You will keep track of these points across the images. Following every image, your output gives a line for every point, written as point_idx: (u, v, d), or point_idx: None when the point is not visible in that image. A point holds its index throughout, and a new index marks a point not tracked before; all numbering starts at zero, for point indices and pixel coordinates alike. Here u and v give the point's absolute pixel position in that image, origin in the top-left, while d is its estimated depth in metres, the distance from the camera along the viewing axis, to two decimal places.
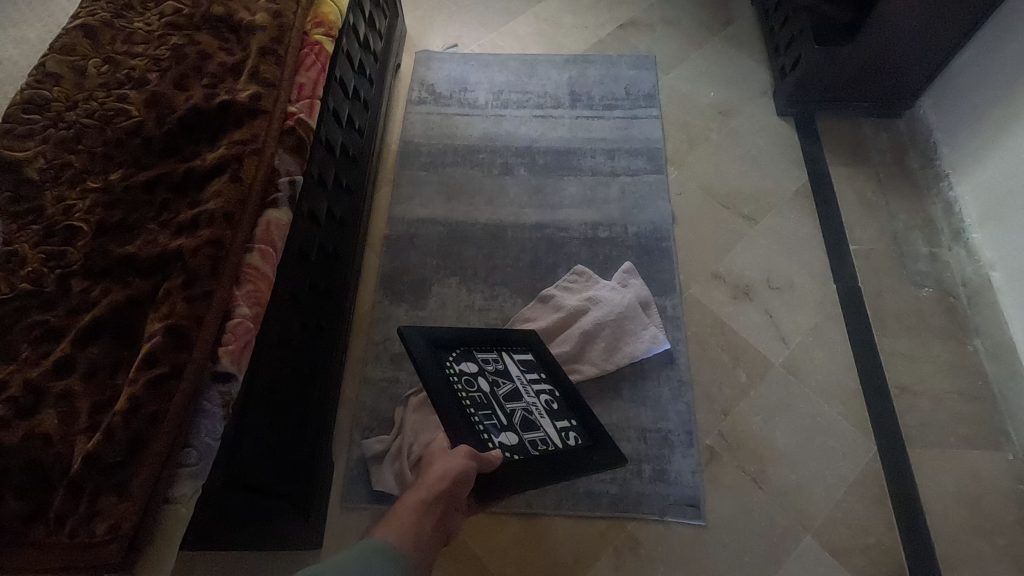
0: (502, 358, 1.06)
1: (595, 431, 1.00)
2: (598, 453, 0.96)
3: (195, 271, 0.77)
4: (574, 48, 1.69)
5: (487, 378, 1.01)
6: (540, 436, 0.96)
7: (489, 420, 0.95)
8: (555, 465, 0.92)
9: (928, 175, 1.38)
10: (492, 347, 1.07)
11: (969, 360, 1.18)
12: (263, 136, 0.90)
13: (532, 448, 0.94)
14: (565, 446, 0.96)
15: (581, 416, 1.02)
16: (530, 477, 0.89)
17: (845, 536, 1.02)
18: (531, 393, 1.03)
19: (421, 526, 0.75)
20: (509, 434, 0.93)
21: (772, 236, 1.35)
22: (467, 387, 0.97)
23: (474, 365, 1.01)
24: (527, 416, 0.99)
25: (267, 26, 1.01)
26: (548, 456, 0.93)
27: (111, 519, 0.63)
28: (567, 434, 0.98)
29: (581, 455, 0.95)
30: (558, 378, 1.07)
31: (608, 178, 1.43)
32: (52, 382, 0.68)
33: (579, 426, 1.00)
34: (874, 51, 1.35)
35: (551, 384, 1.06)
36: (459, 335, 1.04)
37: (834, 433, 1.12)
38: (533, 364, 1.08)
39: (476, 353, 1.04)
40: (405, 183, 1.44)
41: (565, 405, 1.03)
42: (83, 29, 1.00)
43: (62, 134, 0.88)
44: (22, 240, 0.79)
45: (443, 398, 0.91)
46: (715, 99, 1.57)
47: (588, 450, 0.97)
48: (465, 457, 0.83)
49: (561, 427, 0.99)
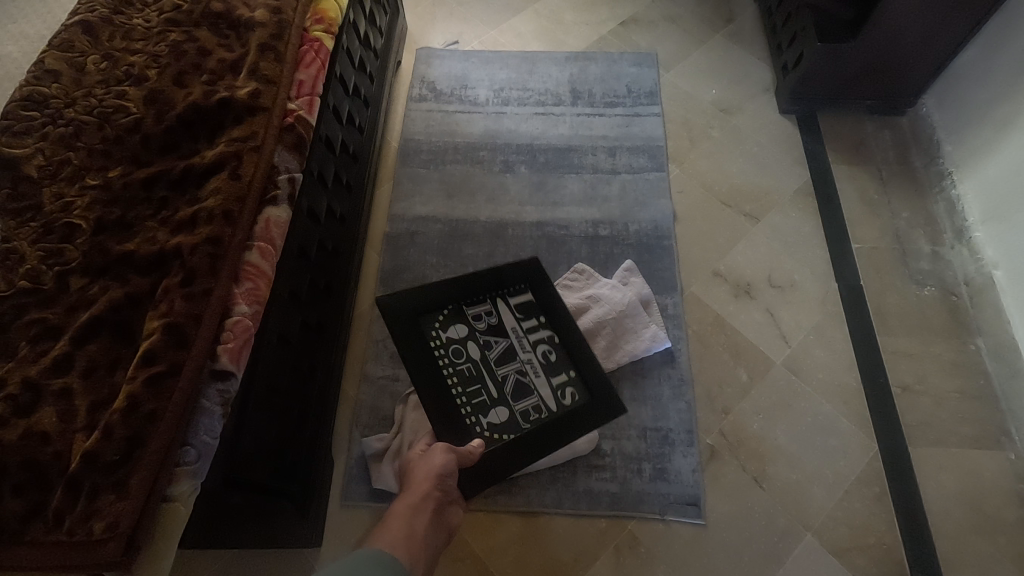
0: (498, 309, 1.02)
1: (595, 380, 0.97)
2: (596, 410, 0.94)
3: (194, 269, 0.76)
4: (575, 46, 1.68)
5: (478, 341, 0.98)
6: (534, 402, 0.95)
7: (478, 396, 0.94)
8: (548, 437, 0.93)
9: (930, 174, 1.38)
10: (486, 299, 1.02)
11: (971, 359, 1.17)
12: (262, 134, 0.90)
13: (525, 417, 0.94)
14: (561, 407, 0.96)
15: (585, 364, 0.99)
16: (520, 458, 0.91)
17: (845, 536, 1.02)
18: (528, 346, 1.00)
19: (411, 530, 0.77)
20: (500, 408, 0.94)
21: (773, 235, 1.34)
22: (453, 361, 0.94)
23: (463, 329, 0.98)
24: (521, 379, 0.97)
25: (267, 22, 1.00)
26: (540, 428, 0.93)
27: (108, 518, 0.62)
28: (563, 391, 0.97)
29: (576, 417, 0.94)
30: (562, 322, 1.02)
31: (609, 176, 1.42)
32: (51, 380, 0.68)
33: (578, 379, 0.98)
34: (877, 48, 1.34)
35: (551, 330, 1.02)
36: (448, 295, 0.99)
37: (835, 432, 1.11)
38: (530, 309, 1.03)
39: (466, 313, 0.99)
40: (405, 181, 1.43)
41: (564, 355, 1.00)
42: (82, 25, 1.00)
43: (61, 131, 0.88)
44: (20, 237, 0.79)
45: (425, 381, 0.91)
46: (717, 97, 1.56)
47: (589, 408, 0.95)
48: (445, 452, 0.85)
49: (558, 384, 0.97)
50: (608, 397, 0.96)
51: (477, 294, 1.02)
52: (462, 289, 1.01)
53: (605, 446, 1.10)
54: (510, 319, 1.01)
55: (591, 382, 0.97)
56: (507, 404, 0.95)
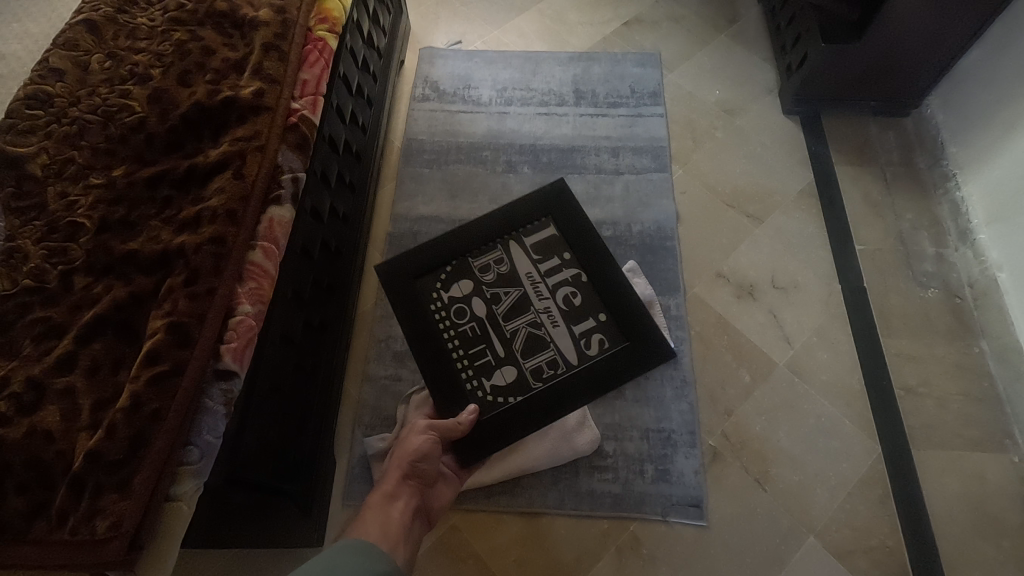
0: (510, 256, 1.02)
1: (625, 323, 0.97)
2: (623, 358, 0.94)
3: (198, 269, 0.76)
4: (579, 46, 1.68)
5: (485, 295, 0.99)
6: (549, 356, 0.95)
7: (485, 355, 0.95)
8: (563, 392, 0.93)
9: (935, 175, 1.38)
10: (496, 246, 1.02)
11: (975, 362, 1.17)
12: (266, 133, 0.90)
13: (537, 373, 0.94)
14: (583, 356, 0.95)
15: (610, 308, 0.98)
16: (529, 417, 0.92)
17: (848, 538, 1.02)
18: (546, 292, 0.99)
19: (388, 522, 0.76)
20: (508, 366, 0.95)
21: (776, 236, 1.34)
22: (456, 321, 0.96)
23: (467, 286, 0.99)
24: (534, 330, 0.97)
25: (271, 21, 1.00)
26: (556, 383, 0.93)
27: (111, 517, 0.62)
28: (588, 338, 0.96)
29: (600, 365, 0.94)
30: (585, 261, 1.01)
31: (612, 176, 1.42)
32: (54, 379, 0.68)
33: (603, 325, 0.97)
34: (882, 48, 1.33)
35: (574, 270, 1.01)
36: (449, 251, 1.01)
37: (838, 434, 1.11)
38: (547, 252, 1.02)
39: (473, 268, 1.01)
40: (408, 181, 1.43)
41: (590, 296, 0.99)
42: (86, 24, 1.00)
43: (64, 130, 0.88)
44: (24, 235, 0.79)
45: (423, 345, 0.95)
46: (721, 97, 1.56)
47: (614, 354, 0.95)
48: (423, 433, 0.85)
49: (579, 331, 0.97)
50: (643, 340, 0.96)
51: (486, 244, 1.02)
52: (466, 241, 1.02)
53: (607, 446, 1.10)
54: (527, 262, 1.01)
55: (618, 326, 0.97)
56: (517, 361, 0.95)
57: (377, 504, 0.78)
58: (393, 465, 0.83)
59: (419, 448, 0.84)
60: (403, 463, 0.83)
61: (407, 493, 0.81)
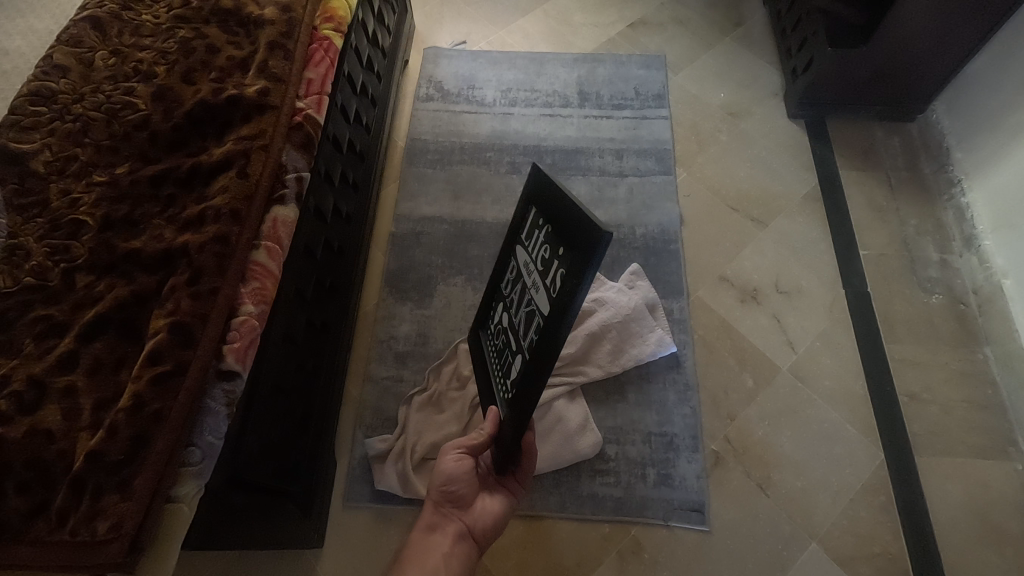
0: (512, 248, 0.87)
1: (570, 236, 0.65)
2: (575, 278, 0.64)
3: (201, 268, 0.75)
4: (584, 47, 1.67)
5: (506, 303, 0.90)
6: (535, 322, 0.76)
7: (507, 358, 0.87)
8: (542, 352, 0.72)
9: (939, 181, 1.37)
10: (507, 251, 0.89)
11: (980, 368, 1.16)
12: (271, 132, 0.89)
13: (529, 347, 0.78)
14: (551, 302, 0.70)
15: (563, 226, 0.67)
16: (529, 399, 0.76)
17: (851, 545, 1.01)
18: (529, 259, 0.79)
19: (427, 560, 0.77)
20: (518, 357, 0.82)
21: (781, 240, 1.33)
22: (496, 340, 0.93)
23: (499, 303, 0.93)
24: (526, 307, 0.80)
25: (276, 20, 1.00)
26: (537, 347, 0.74)
27: (112, 518, 0.62)
28: (551, 280, 0.71)
29: (565, 309, 0.67)
30: (539, 197, 0.74)
31: (616, 178, 1.42)
32: (55, 377, 0.68)
33: (561, 254, 0.68)
34: (889, 52, 1.33)
35: (540, 215, 0.75)
36: (489, 290, 0.97)
37: (841, 440, 1.11)
38: (526, 218, 0.80)
39: (500, 286, 0.93)
40: (411, 181, 1.43)
41: (552, 232, 0.71)
42: (91, 20, 0.99)
43: (68, 127, 0.88)
44: (25, 233, 0.79)
45: (485, 384, 0.94)
46: (726, 100, 1.56)
47: (571, 277, 0.65)
48: (454, 456, 0.82)
49: (548, 279, 0.72)
50: (581, 246, 0.63)
51: (504, 255, 0.91)
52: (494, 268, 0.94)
53: (609, 450, 1.10)
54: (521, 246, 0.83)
55: (571, 248, 0.65)
56: (520, 347, 0.82)
57: (418, 538, 0.80)
58: (427, 493, 0.82)
59: (444, 473, 0.80)
60: (434, 491, 0.81)
61: (446, 521, 0.81)
